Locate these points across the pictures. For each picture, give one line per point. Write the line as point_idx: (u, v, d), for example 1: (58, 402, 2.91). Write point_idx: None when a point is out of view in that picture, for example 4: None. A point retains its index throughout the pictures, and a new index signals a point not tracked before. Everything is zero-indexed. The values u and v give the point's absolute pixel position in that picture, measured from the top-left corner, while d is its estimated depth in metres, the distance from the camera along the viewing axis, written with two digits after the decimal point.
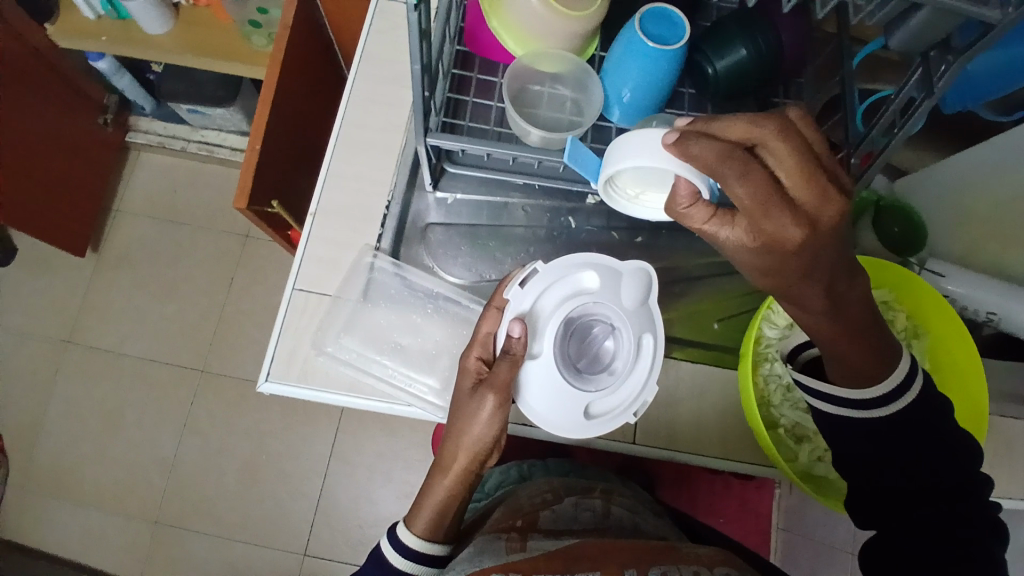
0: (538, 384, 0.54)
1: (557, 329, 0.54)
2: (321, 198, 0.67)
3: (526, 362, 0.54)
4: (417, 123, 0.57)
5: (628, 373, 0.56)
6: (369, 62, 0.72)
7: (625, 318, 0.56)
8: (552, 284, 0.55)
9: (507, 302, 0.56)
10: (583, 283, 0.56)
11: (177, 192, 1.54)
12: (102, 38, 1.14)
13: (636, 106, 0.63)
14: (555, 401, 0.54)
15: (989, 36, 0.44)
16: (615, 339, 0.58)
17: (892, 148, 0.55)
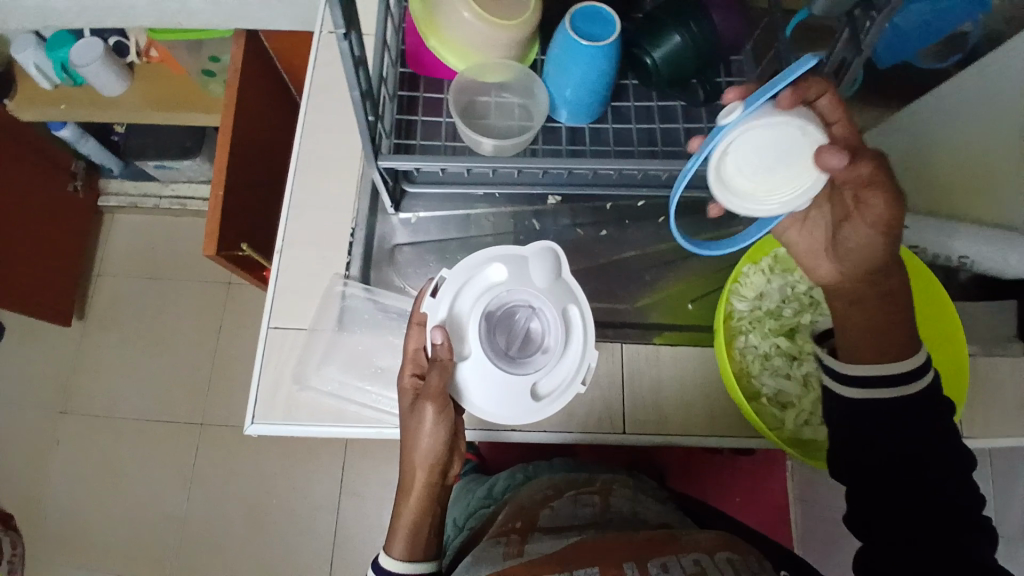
0: (475, 383, 0.55)
1: (478, 327, 0.56)
2: (286, 232, 0.68)
3: (457, 365, 0.55)
4: (367, 148, 0.58)
5: (561, 348, 0.57)
6: (318, 95, 0.73)
7: (543, 296, 0.57)
8: (462, 287, 0.57)
9: (425, 315, 0.57)
10: (492, 277, 0.57)
11: (155, 248, 1.54)
12: (61, 104, 1.15)
13: (582, 103, 0.65)
14: (498, 394, 0.55)
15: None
16: (540, 320, 0.59)
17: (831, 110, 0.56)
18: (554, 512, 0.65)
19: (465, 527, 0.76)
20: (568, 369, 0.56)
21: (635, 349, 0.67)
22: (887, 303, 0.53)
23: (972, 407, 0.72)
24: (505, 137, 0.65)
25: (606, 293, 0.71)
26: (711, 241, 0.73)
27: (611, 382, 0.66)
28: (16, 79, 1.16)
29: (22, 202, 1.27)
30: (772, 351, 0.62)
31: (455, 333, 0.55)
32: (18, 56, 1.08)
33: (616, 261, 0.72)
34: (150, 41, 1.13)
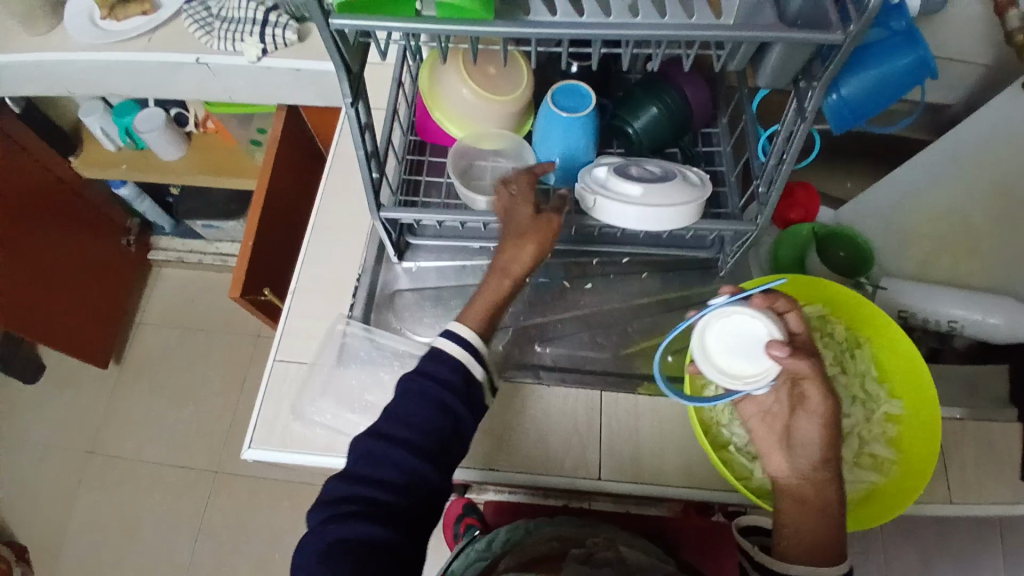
0: (651, 200, 0.61)
1: (617, 176, 0.63)
2: (299, 277, 0.76)
3: (633, 198, 0.61)
4: (371, 202, 0.66)
5: (674, 168, 0.65)
6: (340, 159, 0.83)
7: (635, 158, 0.67)
8: (587, 174, 0.65)
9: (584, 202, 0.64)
10: (597, 165, 0.66)
11: (193, 301, 1.66)
12: (121, 165, 1.31)
13: (568, 169, 0.71)
14: (670, 195, 0.61)
15: (838, 60, 0.48)
16: (649, 166, 0.66)
17: (785, 172, 0.58)
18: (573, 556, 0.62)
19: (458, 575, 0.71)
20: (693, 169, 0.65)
21: (615, 397, 0.70)
22: (814, 506, 0.51)
23: (963, 473, 0.70)
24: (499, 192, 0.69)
25: (590, 343, 0.74)
26: (690, 297, 0.77)
27: (589, 427, 0.68)
28: (80, 142, 1.32)
29: (80, 250, 1.41)
30: None
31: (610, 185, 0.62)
32: (87, 121, 1.24)
33: (600, 312, 0.76)
34: (207, 115, 1.29)
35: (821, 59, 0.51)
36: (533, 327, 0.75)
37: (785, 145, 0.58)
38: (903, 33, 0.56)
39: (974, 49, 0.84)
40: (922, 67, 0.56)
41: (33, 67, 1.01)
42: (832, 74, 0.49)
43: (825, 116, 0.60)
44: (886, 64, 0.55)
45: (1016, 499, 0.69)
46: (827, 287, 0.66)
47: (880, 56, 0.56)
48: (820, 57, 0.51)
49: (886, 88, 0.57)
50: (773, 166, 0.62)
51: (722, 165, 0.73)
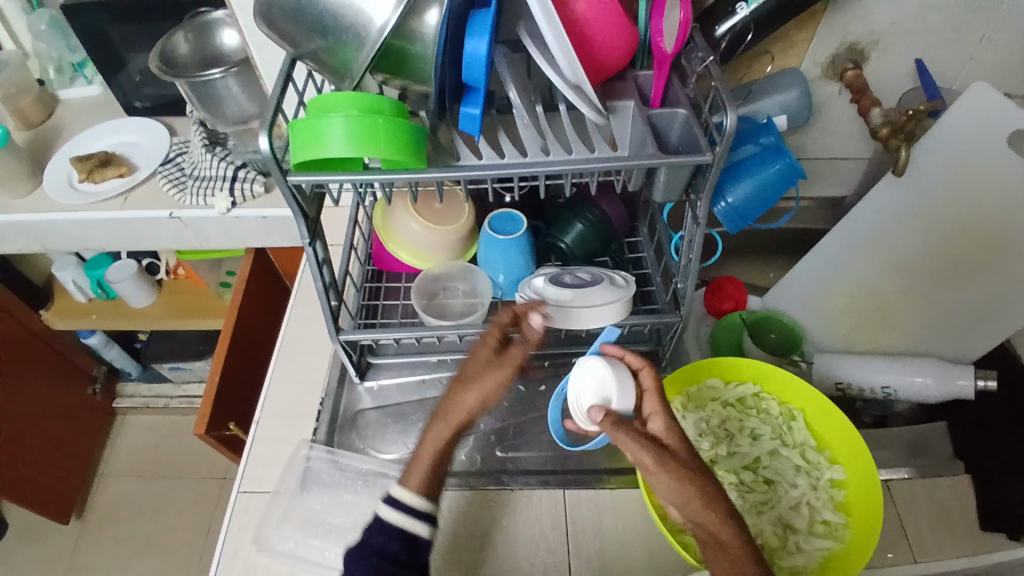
0: (592, 301, 0.69)
1: (555, 286, 0.71)
2: (265, 405, 0.79)
3: (576, 304, 0.69)
4: (331, 327, 0.71)
5: (600, 271, 0.75)
6: (303, 292, 0.90)
7: (567, 268, 0.76)
8: (527, 289, 0.73)
9: (534, 314, 0.71)
10: (534, 279, 0.74)
11: (159, 446, 1.63)
12: (92, 315, 1.37)
13: (512, 284, 0.80)
14: (604, 296, 0.70)
15: (713, 176, 0.59)
16: (579, 274, 0.75)
17: (694, 269, 0.67)
18: None
19: None
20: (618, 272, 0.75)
21: (578, 494, 0.72)
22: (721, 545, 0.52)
23: (922, 531, 0.71)
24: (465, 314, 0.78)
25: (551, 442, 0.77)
26: None
27: (554, 527, 0.70)
28: (53, 295, 1.39)
29: (46, 402, 1.41)
30: None
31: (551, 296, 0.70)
32: (60, 275, 1.32)
33: None
34: (179, 262, 1.37)
35: (701, 177, 0.62)
36: (493, 433, 0.78)
37: (690, 247, 0.67)
38: (770, 148, 0.67)
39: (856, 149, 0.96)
40: (790, 174, 0.66)
41: (14, 227, 1.09)
42: (711, 187, 0.59)
43: (719, 219, 0.69)
44: (760, 173, 0.66)
45: (978, 550, 0.69)
46: (753, 368, 0.74)
47: (753, 169, 0.66)
48: (699, 175, 0.61)
49: (765, 194, 0.67)
50: (684, 265, 0.70)
51: (648, 267, 0.82)
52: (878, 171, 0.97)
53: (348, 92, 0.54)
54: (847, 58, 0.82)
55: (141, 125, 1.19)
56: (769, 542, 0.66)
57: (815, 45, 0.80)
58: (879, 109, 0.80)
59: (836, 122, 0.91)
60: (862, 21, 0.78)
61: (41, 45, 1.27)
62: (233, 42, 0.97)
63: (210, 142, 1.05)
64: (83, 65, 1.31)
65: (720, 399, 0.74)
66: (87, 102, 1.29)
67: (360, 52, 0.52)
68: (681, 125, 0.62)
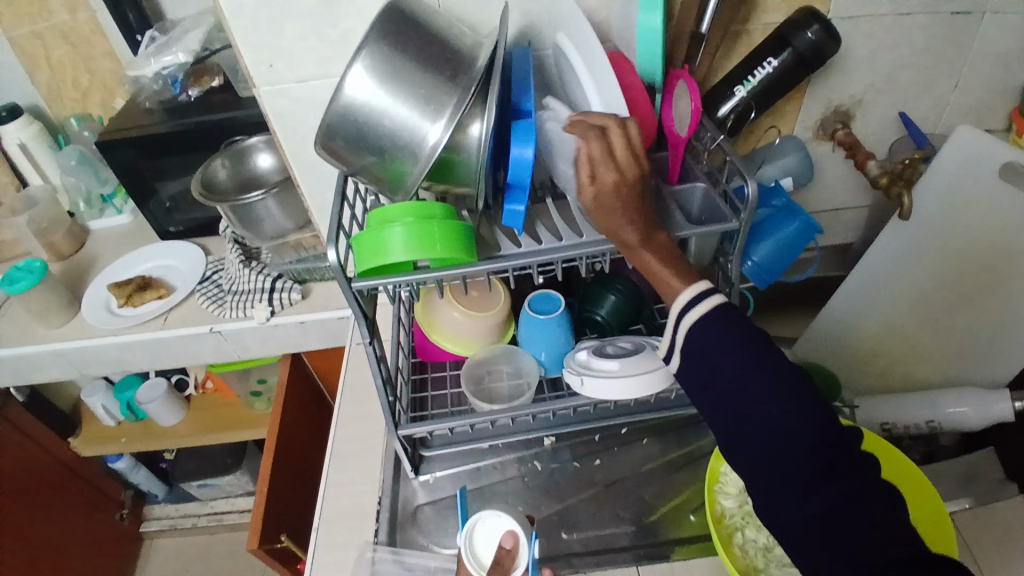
0: (637, 369, 0.72)
1: (598, 359, 0.75)
2: (323, 511, 0.78)
3: (624, 373, 0.72)
4: (388, 422, 0.73)
5: (641, 340, 0.78)
6: (348, 391, 0.92)
7: (606, 340, 0.80)
8: (572, 364, 0.76)
9: (581, 388, 0.73)
10: (577, 354, 0.78)
11: (188, 570, 1.58)
12: (121, 439, 1.36)
13: (555, 361, 0.82)
14: (649, 364, 0.72)
15: (742, 240, 0.63)
16: (620, 344, 0.79)
17: None
18: None
19: None
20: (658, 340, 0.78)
21: (651, 567, 0.71)
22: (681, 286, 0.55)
23: (1005, 561, 0.69)
24: (515, 396, 0.80)
25: (618, 515, 0.77)
26: (691, 451, 0.82)
27: None
28: (79, 419, 1.40)
29: (76, 532, 1.38)
30: (771, 541, 0.65)
31: (597, 369, 0.73)
32: (89, 401, 1.33)
33: (614, 483, 0.80)
34: (208, 375, 1.39)
35: (729, 242, 0.66)
36: (555, 514, 0.78)
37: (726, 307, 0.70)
38: (782, 208, 0.73)
39: (857, 197, 1.01)
40: (805, 229, 0.70)
41: (51, 355, 1.12)
42: (740, 250, 0.64)
43: (747, 277, 0.74)
44: (779, 232, 0.71)
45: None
46: None
47: (773, 229, 0.71)
48: (727, 240, 0.66)
49: (786, 251, 0.71)
50: None
51: None
52: (882, 216, 1.03)
53: (406, 204, 0.60)
54: (835, 119, 0.90)
55: (175, 248, 1.25)
56: None
57: (805, 112, 0.88)
58: (874, 161, 0.86)
59: (835, 175, 0.98)
60: (844, 87, 0.87)
61: (70, 179, 1.33)
62: (267, 164, 1.06)
63: (245, 257, 1.09)
64: (112, 197, 1.38)
65: None
66: (119, 231, 1.36)
67: (415, 167, 0.58)
68: (701, 197, 0.68)
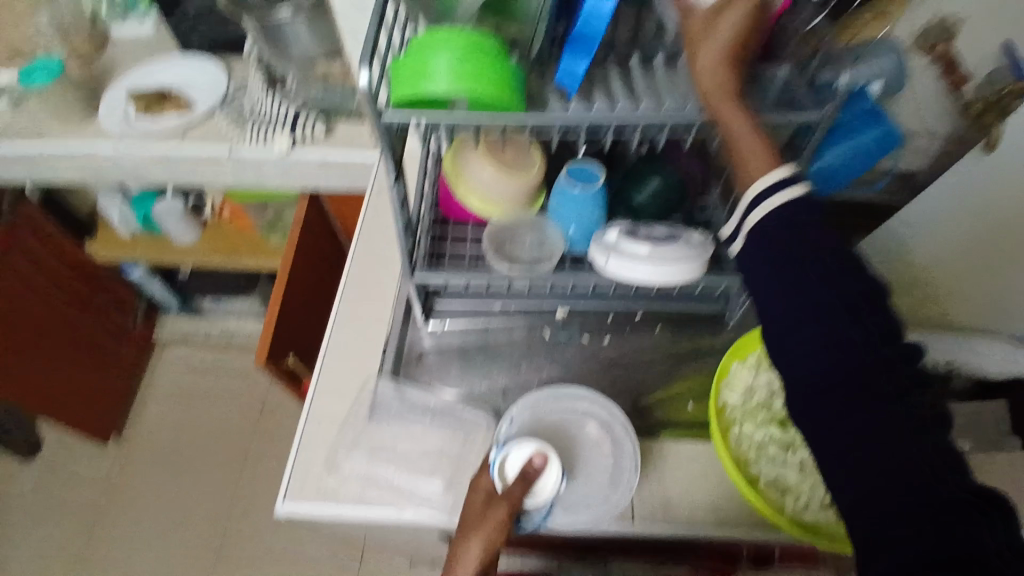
0: (667, 256, 0.70)
1: (628, 238, 0.72)
2: (330, 339, 0.80)
3: (650, 256, 0.70)
4: (405, 264, 0.73)
5: (675, 229, 0.76)
6: (368, 233, 0.90)
7: (638, 223, 0.77)
8: (602, 238, 0.73)
9: (605, 263, 0.71)
10: (608, 231, 0.75)
11: (198, 379, 1.66)
12: (137, 251, 1.38)
13: (583, 235, 0.79)
14: (679, 251, 0.71)
15: (818, 136, 0.62)
16: (652, 228, 0.76)
17: None
18: None
19: None
20: (694, 231, 0.76)
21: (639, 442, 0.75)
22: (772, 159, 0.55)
23: None
24: (536, 263, 0.77)
25: (614, 393, 0.80)
26: (701, 347, 0.84)
27: None
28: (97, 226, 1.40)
29: (86, 332, 1.44)
30: (767, 440, 0.69)
31: (624, 247, 0.71)
32: (106, 205, 1.32)
33: (617, 362, 0.82)
34: (224, 202, 1.36)
35: (802, 139, 0.64)
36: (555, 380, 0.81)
37: None
38: (867, 113, 0.68)
39: None
40: (889, 138, 0.68)
41: (71, 157, 1.10)
42: (815, 145, 0.63)
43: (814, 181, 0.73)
44: (862, 136, 0.68)
45: None
46: None
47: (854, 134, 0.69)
48: (800, 134, 0.63)
49: (859, 159, 0.70)
50: None
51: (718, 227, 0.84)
52: None
53: (450, 34, 0.54)
54: (938, 32, 0.81)
55: (197, 60, 1.16)
56: None
57: (907, 14, 0.83)
58: (970, 83, 0.82)
59: (923, 92, 0.88)
60: None
61: None
62: None
63: (272, 80, 1.04)
64: None
65: None
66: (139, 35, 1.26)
67: None
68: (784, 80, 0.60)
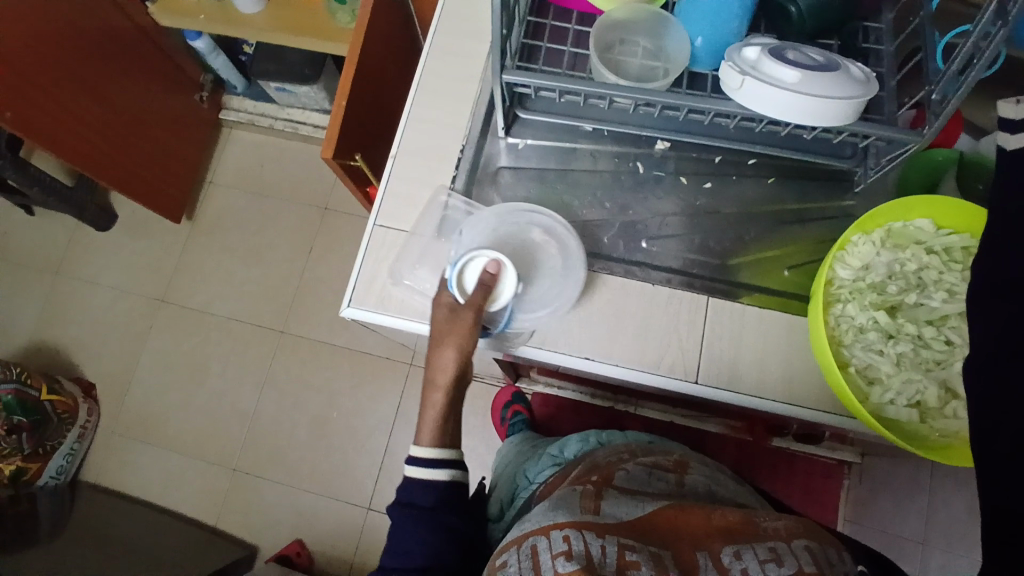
0: (823, 89, 0.56)
1: (776, 60, 0.57)
2: (402, 140, 0.74)
3: (802, 87, 0.56)
4: (494, 59, 0.61)
5: (834, 57, 0.60)
6: (449, 19, 0.78)
7: (787, 43, 0.61)
8: (742, 56, 0.58)
9: (742, 90, 0.57)
10: (750, 47, 0.59)
11: (263, 166, 1.64)
12: (199, 16, 1.25)
13: (711, 49, 0.64)
14: (838, 85, 0.56)
15: None
16: (806, 51, 0.60)
17: (961, 92, 0.56)
18: (629, 475, 0.65)
19: (533, 481, 0.80)
20: (858, 65, 0.59)
21: (721, 304, 0.68)
22: None
23: None
24: (647, 80, 0.65)
25: (703, 246, 0.71)
26: (817, 211, 0.72)
27: (691, 329, 0.68)
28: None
29: (149, 102, 1.40)
30: (868, 324, 0.61)
31: (770, 72, 0.56)
32: None
33: (714, 213, 0.72)
34: None
35: None
36: (640, 222, 0.71)
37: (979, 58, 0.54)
38: None
39: None
40: None
41: None
42: None
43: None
44: None
45: None
46: (969, 211, 0.61)
47: None
48: None
49: None
50: (951, 76, 0.58)
51: (880, 65, 0.69)
52: None
53: None
54: None
55: None
56: (926, 402, 0.59)
57: None
58: None
59: None
60: None
61: None
62: None
63: None
64: None
65: (925, 245, 0.63)
66: None
67: None
68: None
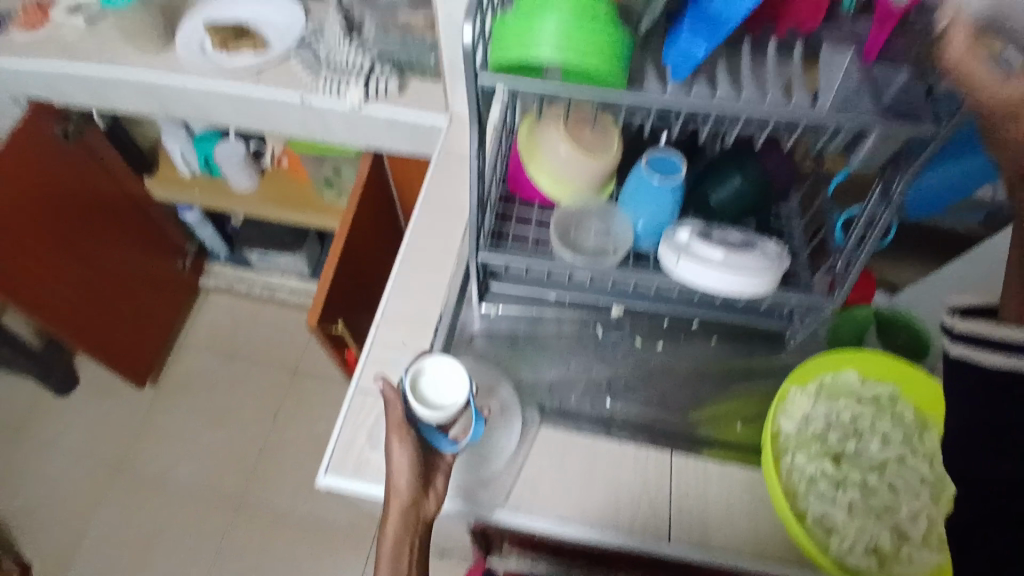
0: (743, 266, 0.67)
1: (702, 242, 0.69)
2: (385, 310, 0.82)
3: (724, 264, 0.67)
4: (472, 242, 0.72)
5: (753, 237, 0.72)
6: (427, 206, 0.91)
7: (713, 226, 0.73)
8: (675, 239, 0.70)
9: (677, 266, 0.69)
10: (681, 231, 0.71)
11: (237, 329, 1.69)
12: (193, 191, 1.41)
13: (652, 231, 0.77)
14: (755, 262, 0.68)
15: (929, 150, 0.56)
16: (728, 234, 0.72)
17: (863, 256, 0.67)
18: None
19: None
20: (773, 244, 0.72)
21: (684, 460, 0.73)
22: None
23: None
24: (599, 255, 0.76)
25: (661, 402, 0.77)
26: (759, 366, 0.80)
27: (658, 483, 0.72)
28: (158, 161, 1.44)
29: (133, 268, 1.48)
30: (818, 474, 0.65)
31: (698, 252, 0.68)
32: (172, 146, 1.35)
33: (668, 369, 0.79)
34: (285, 152, 1.37)
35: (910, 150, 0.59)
36: (605, 380, 0.78)
37: (872, 228, 0.66)
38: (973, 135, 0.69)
39: None
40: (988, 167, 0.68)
41: (134, 82, 1.07)
42: (919, 166, 0.58)
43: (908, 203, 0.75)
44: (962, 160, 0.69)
45: None
46: (889, 366, 0.70)
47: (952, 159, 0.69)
48: (907, 151, 0.60)
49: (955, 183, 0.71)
50: (852, 248, 0.71)
51: (793, 240, 0.83)
52: None
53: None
54: None
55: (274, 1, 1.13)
56: (882, 547, 0.62)
57: None
58: None
59: None
60: None
61: None
62: None
63: (348, 30, 1.02)
64: None
65: (855, 395, 0.70)
66: None
67: None
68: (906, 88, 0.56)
